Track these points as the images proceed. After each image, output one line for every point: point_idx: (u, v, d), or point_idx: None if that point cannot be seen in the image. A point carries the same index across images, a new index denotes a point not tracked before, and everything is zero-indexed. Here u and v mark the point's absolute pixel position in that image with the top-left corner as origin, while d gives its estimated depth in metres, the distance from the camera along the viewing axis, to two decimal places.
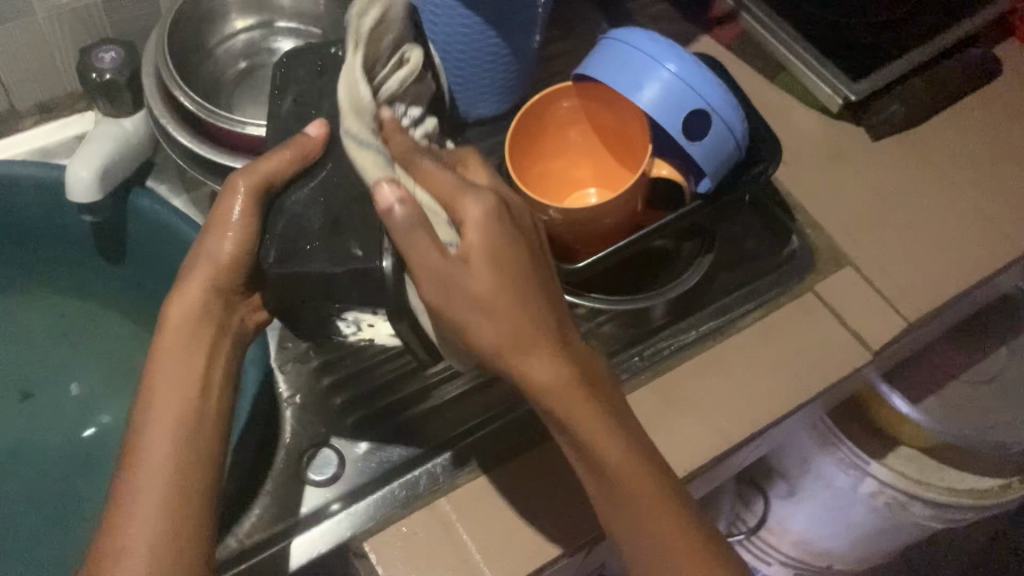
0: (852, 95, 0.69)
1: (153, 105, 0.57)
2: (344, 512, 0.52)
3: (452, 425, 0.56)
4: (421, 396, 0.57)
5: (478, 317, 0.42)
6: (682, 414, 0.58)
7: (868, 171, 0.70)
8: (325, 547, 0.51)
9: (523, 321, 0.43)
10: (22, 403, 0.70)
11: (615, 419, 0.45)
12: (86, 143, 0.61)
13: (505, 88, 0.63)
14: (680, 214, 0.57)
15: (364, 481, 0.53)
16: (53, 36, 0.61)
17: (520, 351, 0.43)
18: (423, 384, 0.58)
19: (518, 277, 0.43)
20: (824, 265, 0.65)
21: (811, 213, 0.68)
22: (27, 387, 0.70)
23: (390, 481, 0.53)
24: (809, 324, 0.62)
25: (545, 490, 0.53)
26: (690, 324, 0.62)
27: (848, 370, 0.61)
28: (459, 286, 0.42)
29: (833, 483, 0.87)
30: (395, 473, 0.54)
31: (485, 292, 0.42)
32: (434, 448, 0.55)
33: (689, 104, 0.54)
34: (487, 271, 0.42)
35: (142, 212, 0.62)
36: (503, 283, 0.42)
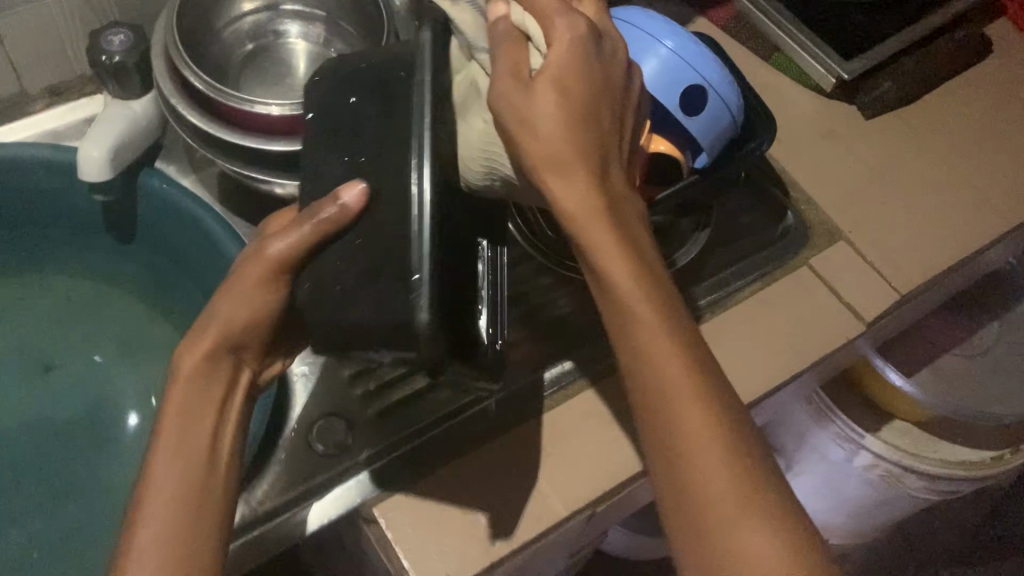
0: (845, 74, 0.71)
1: (162, 85, 0.58)
2: (349, 481, 0.54)
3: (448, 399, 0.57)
4: None
5: (527, 131, 0.41)
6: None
7: (861, 149, 0.72)
8: (327, 518, 0.53)
9: (572, 141, 0.41)
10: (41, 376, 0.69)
11: (656, 289, 0.42)
12: (96, 124, 0.62)
13: None
14: (676, 189, 0.59)
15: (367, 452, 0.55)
16: (64, 20, 0.63)
17: (556, 168, 0.42)
18: None
19: (580, 104, 0.42)
20: (818, 240, 0.67)
21: (806, 190, 0.69)
22: (46, 360, 0.70)
23: (392, 450, 0.54)
24: (804, 297, 0.64)
25: (547, 455, 0.55)
26: (687, 298, 0.63)
27: (840, 342, 0.62)
28: (517, 101, 0.41)
29: (829, 457, 0.88)
30: (396, 442, 0.55)
31: (542, 110, 0.41)
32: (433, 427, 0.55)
33: (686, 79, 0.55)
34: (547, 88, 0.41)
35: (152, 191, 0.64)
36: (564, 105, 0.41)
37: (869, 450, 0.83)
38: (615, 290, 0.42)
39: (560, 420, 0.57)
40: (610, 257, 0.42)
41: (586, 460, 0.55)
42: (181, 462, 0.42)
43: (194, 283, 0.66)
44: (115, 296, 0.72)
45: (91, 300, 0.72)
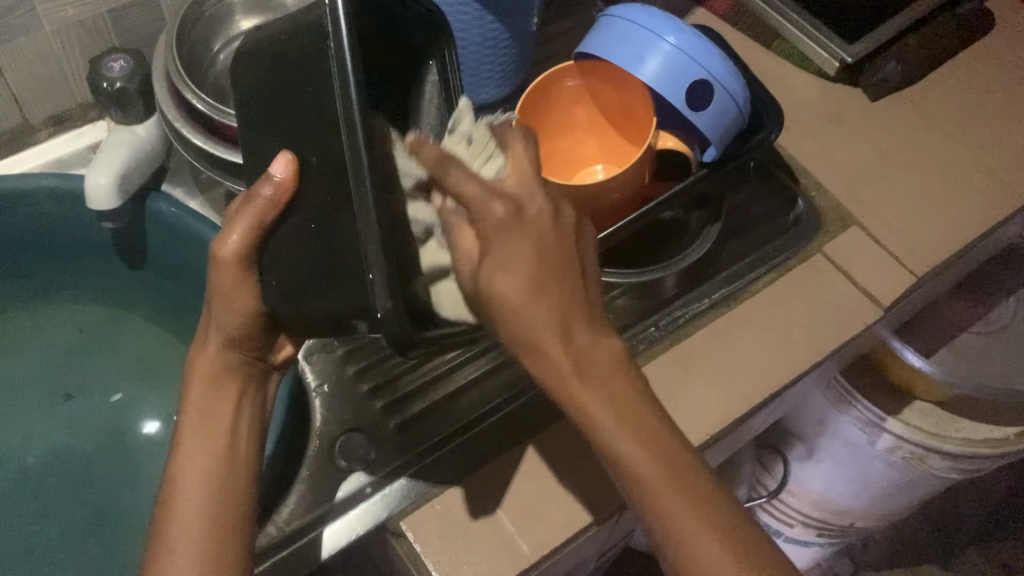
0: (849, 58, 0.70)
1: (166, 109, 0.58)
2: (367, 500, 0.54)
3: (462, 408, 0.57)
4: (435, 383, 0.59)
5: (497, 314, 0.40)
6: (701, 380, 0.59)
7: (868, 132, 0.72)
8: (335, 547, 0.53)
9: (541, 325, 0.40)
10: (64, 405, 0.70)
11: (650, 436, 0.43)
12: (102, 151, 0.62)
13: (507, 72, 0.64)
14: (688, 184, 0.58)
15: (386, 470, 0.55)
16: (63, 48, 0.62)
17: (532, 351, 0.41)
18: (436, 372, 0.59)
19: (540, 268, 0.40)
20: (830, 227, 0.67)
21: (816, 176, 0.69)
22: (69, 389, 0.70)
23: (409, 468, 0.55)
24: (821, 285, 0.64)
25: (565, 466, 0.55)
26: (703, 292, 0.63)
27: (859, 328, 0.62)
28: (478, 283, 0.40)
29: (852, 441, 0.88)
30: (415, 458, 0.55)
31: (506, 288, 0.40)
32: (446, 442, 0.55)
33: (691, 74, 0.55)
34: (507, 273, 0.40)
35: (161, 215, 0.63)
36: (522, 284, 0.40)
37: (890, 431, 0.83)
38: (605, 438, 0.42)
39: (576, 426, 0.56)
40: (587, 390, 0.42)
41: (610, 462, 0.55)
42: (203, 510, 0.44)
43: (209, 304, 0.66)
44: (129, 322, 0.72)
45: (105, 326, 0.72)
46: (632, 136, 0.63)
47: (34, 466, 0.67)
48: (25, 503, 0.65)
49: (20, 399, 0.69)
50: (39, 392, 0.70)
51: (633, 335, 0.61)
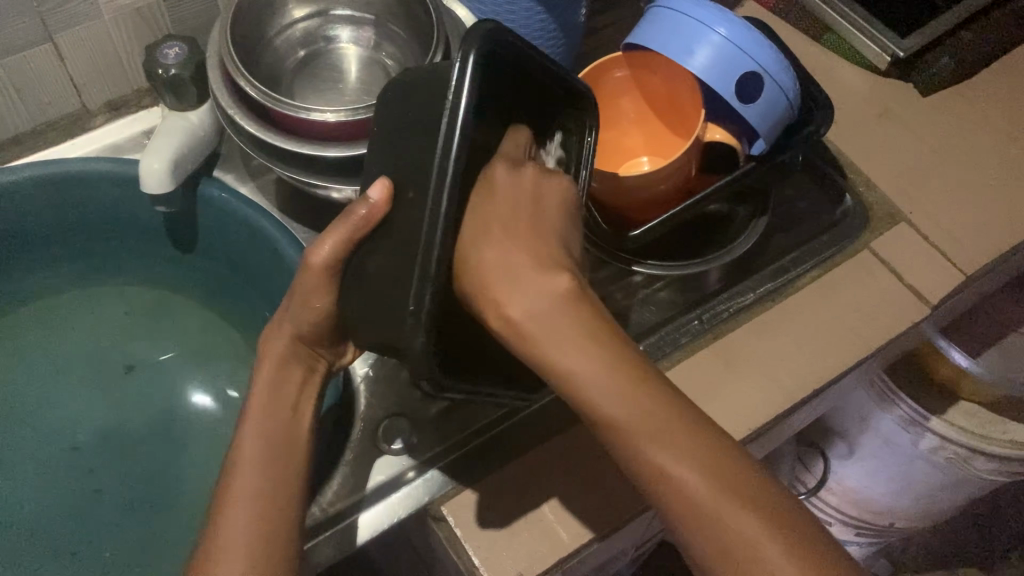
0: (901, 51, 0.69)
1: (219, 96, 0.59)
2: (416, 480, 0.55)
3: None
4: None
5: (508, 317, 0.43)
6: (740, 373, 0.59)
7: (918, 127, 0.71)
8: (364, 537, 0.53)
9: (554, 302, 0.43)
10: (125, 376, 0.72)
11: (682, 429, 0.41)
12: (156, 137, 0.63)
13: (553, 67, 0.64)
14: (737, 176, 0.57)
15: (426, 458, 0.55)
16: (121, 36, 0.64)
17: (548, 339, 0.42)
18: None
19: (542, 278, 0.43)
20: (878, 223, 0.66)
21: (864, 172, 0.68)
22: (129, 360, 0.72)
23: (445, 455, 0.55)
24: (866, 281, 0.63)
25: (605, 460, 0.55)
26: (748, 286, 0.62)
27: (905, 325, 0.61)
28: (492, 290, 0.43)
29: (893, 440, 0.87)
30: (453, 445, 0.56)
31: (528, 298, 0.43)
32: (482, 425, 0.56)
33: (741, 66, 0.54)
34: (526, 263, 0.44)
35: (213, 201, 0.64)
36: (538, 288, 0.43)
37: (935, 432, 0.81)
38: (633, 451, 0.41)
39: None
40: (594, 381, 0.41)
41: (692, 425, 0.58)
42: (263, 492, 0.45)
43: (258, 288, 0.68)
44: (179, 306, 0.74)
45: (155, 309, 0.73)
46: (679, 129, 0.63)
47: (87, 443, 0.69)
48: (80, 479, 0.67)
49: (75, 378, 0.71)
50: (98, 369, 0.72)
51: (676, 327, 0.60)
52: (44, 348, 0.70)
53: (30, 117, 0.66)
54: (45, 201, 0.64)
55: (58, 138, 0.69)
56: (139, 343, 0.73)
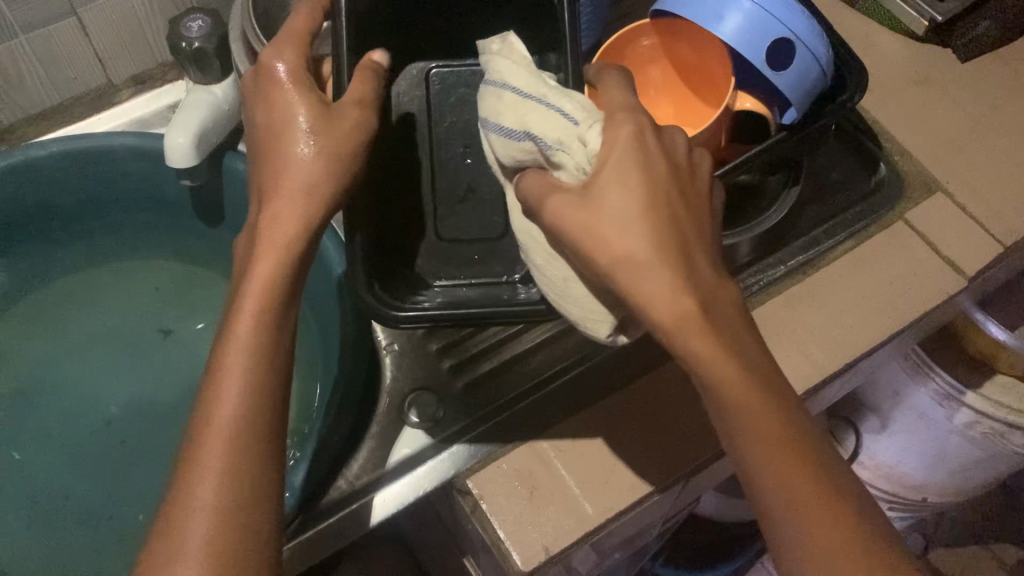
0: (938, 16, 0.67)
1: (242, 70, 0.58)
2: (434, 459, 0.54)
3: (526, 370, 0.58)
4: (491, 348, 0.58)
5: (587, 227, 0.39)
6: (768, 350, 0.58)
7: (956, 93, 0.69)
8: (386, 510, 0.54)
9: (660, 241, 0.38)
10: (162, 340, 0.71)
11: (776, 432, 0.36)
12: (180, 111, 0.63)
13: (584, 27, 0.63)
14: (767, 146, 0.56)
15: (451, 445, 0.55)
16: (145, 10, 0.64)
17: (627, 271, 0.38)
18: (500, 336, 0.59)
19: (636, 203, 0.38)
20: (913, 193, 0.64)
21: (899, 140, 0.66)
22: (165, 325, 0.72)
23: (470, 434, 0.55)
24: (900, 253, 0.62)
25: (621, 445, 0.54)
26: (778, 259, 0.61)
27: (940, 299, 0.60)
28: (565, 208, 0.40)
29: (927, 415, 0.86)
30: (477, 425, 0.55)
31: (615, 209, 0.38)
32: (505, 403, 0.56)
33: (772, 33, 0.53)
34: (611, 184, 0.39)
35: (237, 174, 0.64)
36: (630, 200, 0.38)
37: (970, 406, 0.80)
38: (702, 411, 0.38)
39: (645, 389, 0.56)
40: (667, 310, 0.37)
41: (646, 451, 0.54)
42: None
43: None
44: (205, 281, 0.73)
45: (181, 283, 0.73)
46: (708, 97, 0.62)
47: (120, 416, 0.68)
48: (108, 452, 0.66)
49: (107, 351, 0.70)
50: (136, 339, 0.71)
51: None
52: (73, 320, 0.70)
53: (54, 92, 0.66)
54: (72, 175, 0.64)
55: (86, 111, 0.69)
56: (179, 308, 0.72)
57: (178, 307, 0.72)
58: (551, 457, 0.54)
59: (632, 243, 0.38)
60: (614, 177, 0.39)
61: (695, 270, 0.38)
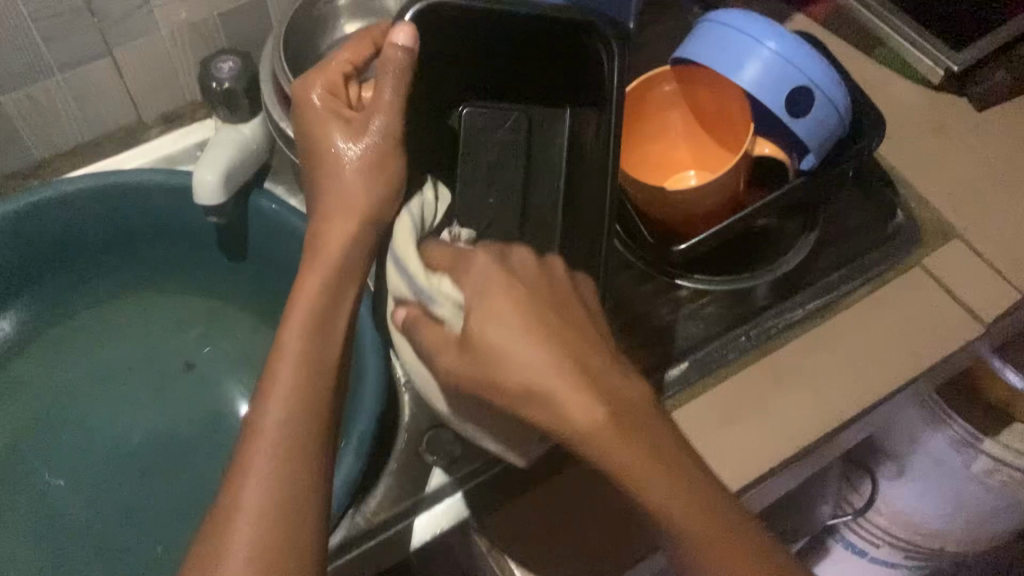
0: (954, 66, 0.68)
1: (271, 109, 0.60)
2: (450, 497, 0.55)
3: None
4: None
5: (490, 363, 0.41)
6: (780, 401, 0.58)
7: (973, 141, 0.69)
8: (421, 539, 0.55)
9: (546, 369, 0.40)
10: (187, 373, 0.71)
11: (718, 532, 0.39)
12: (209, 148, 0.64)
13: None
14: (785, 192, 0.57)
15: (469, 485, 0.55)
16: (178, 51, 0.66)
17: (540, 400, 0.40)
18: None
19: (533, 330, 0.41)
20: (930, 239, 0.65)
21: (915, 187, 0.67)
22: (190, 358, 0.72)
23: (485, 473, 0.55)
24: (918, 299, 0.62)
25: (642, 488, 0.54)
26: (797, 302, 0.61)
27: (958, 346, 0.60)
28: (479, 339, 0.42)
29: (944, 461, 0.86)
30: (491, 463, 0.55)
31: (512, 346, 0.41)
32: None
33: (791, 80, 0.54)
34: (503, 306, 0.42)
35: (264, 211, 0.65)
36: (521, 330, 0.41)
37: (989, 454, 0.80)
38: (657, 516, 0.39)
39: None
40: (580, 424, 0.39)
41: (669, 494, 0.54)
42: None
43: None
44: (229, 316, 0.73)
45: (207, 319, 0.73)
46: (727, 140, 0.63)
47: (141, 447, 0.67)
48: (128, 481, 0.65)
49: (131, 383, 0.70)
50: (161, 372, 0.71)
51: (728, 341, 0.59)
52: (96, 351, 0.70)
53: (86, 127, 0.67)
54: (102, 211, 0.65)
55: (116, 148, 0.71)
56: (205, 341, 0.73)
57: (203, 340, 0.73)
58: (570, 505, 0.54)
59: (534, 366, 0.40)
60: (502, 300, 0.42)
61: (599, 374, 0.40)
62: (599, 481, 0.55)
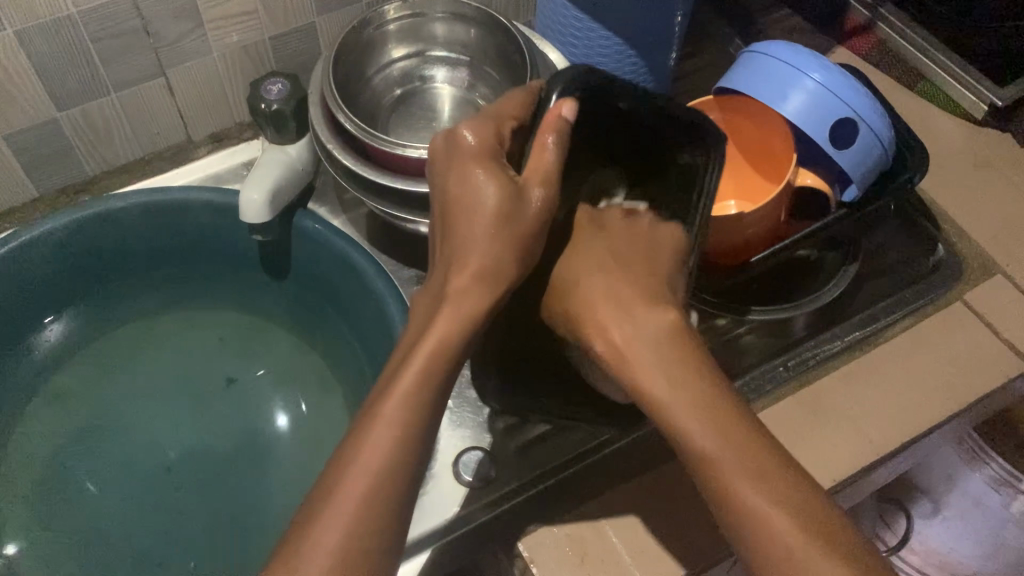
0: (998, 101, 0.69)
1: (318, 129, 0.61)
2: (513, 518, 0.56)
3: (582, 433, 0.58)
4: None
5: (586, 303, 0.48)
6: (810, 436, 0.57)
7: (1017, 176, 0.69)
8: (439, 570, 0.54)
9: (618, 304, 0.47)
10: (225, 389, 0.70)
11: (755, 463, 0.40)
12: (257, 168, 0.66)
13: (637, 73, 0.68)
14: (825, 223, 0.56)
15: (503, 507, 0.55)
16: (228, 71, 0.67)
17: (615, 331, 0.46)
18: None
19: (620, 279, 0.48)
20: (972, 275, 0.64)
21: (957, 222, 0.66)
22: (228, 373, 0.70)
23: (519, 493, 0.55)
24: (958, 333, 0.61)
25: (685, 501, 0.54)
26: (835, 334, 0.61)
27: (1001, 382, 0.59)
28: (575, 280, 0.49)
29: (982, 501, 0.86)
30: (523, 486, 0.55)
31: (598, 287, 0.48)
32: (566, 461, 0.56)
33: (835, 112, 0.54)
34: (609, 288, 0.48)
35: (307, 232, 0.67)
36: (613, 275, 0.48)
37: None
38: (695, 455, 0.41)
39: None
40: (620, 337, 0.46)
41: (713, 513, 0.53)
42: None
43: (346, 317, 0.69)
44: (268, 332, 0.72)
45: (243, 336, 0.72)
46: (770, 174, 0.62)
47: (178, 461, 0.66)
48: (162, 491, 0.65)
49: (164, 399, 0.69)
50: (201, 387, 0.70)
51: (763, 372, 0.59)
52: (134, 364, 0.70)
53: (136, 144, 0.69)
54: (149, 225, 0.67)
55: (165, 166, 0.72)
56: (243, 356, 0.71)
57: (241, 356, 0.71)
58: (603, 525, 0.53)
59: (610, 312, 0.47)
60: (605, 283, 0.48)
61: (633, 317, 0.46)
62: (636, 505, 0.54)
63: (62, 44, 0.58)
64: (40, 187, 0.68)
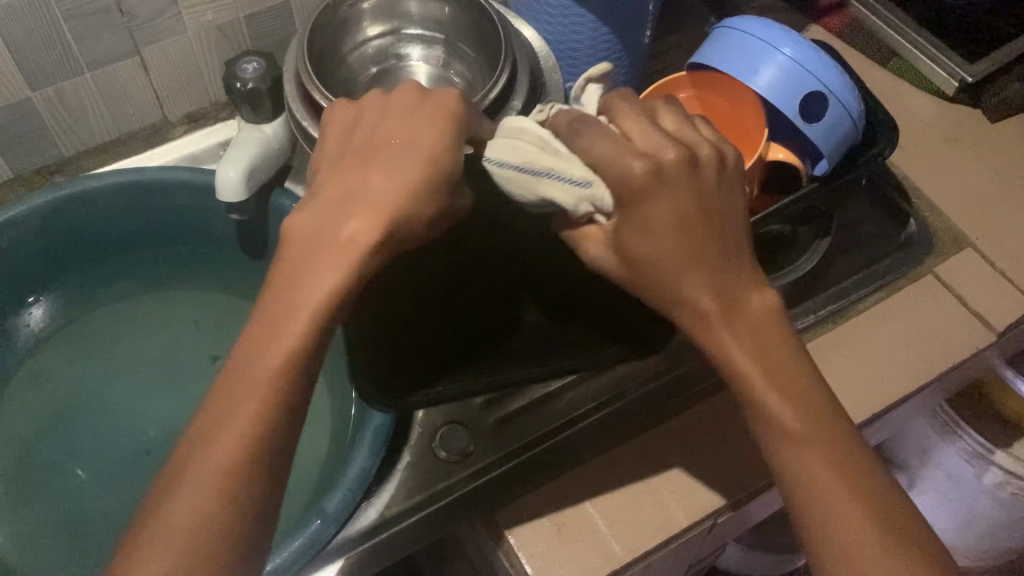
0: (969, 76, 0.69)
1: (294, 107, 0.61)
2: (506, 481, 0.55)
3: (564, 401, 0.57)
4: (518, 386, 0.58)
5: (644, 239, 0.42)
6: None
7: (986, 151, 0.70)
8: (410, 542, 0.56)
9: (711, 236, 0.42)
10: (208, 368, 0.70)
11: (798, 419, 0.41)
12: (232, 148, 0.65)
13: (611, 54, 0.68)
14: (797, 197, 0.57)
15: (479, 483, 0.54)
16: (204, 51, 0.67)
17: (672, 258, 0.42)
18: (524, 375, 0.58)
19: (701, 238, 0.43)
20: (943, 247, 0.65)
21: (929, 196, 0.67)
22: (214, 351, 0.71)
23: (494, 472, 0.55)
24: (929, 304, 0.63)
25: (666, 472, 0.57)
26: (809, 307, 0.61)
27: (969, 352, 0.60)
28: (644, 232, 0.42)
29: (957, 474, 0.85)
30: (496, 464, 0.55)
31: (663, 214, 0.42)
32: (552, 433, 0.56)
33: (805, 85, 0.55)
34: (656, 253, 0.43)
35: (282, 210, 0.67)
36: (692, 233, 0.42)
37: (999, 465, 0.80)
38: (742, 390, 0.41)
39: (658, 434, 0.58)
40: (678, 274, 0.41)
41: (684, 485, 0.56)
42: None
43: None
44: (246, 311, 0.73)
45: (221, 317, 0.72)
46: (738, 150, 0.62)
47: (158, 440, 0.66)
48: (140, 470, 0.65)
49: (144, 379, 0.69)
50: (181, 365, 0.70)
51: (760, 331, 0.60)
52: (112, 345, 0.70)
53: (112, 125, 0.69)
54: (124, 204, 0.67)
55: (141, 146, 0.72)
56: (225, 334, 0.72)
57: (223, 334, 0.72)
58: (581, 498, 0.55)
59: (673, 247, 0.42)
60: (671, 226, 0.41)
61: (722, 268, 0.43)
62: (610, 480, 0.56)
63: (34, 22, 0.58)
64: (15, 168, 0.67)
